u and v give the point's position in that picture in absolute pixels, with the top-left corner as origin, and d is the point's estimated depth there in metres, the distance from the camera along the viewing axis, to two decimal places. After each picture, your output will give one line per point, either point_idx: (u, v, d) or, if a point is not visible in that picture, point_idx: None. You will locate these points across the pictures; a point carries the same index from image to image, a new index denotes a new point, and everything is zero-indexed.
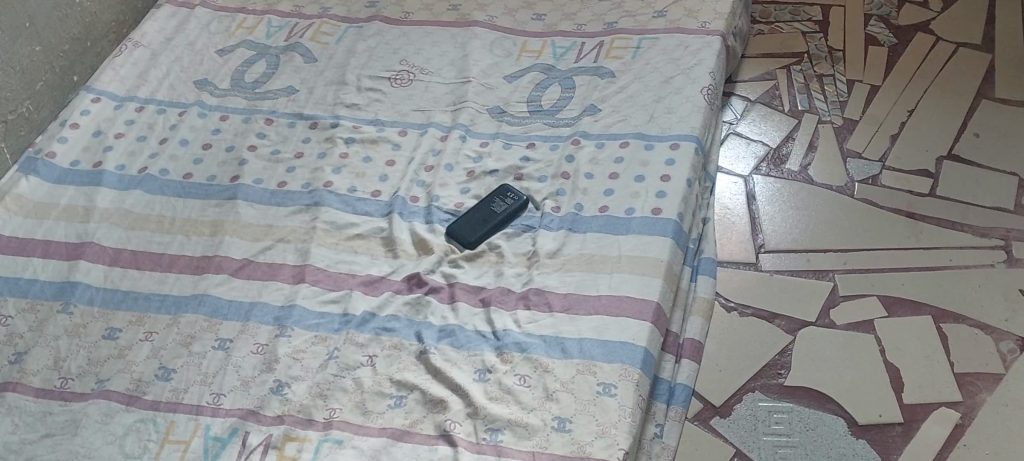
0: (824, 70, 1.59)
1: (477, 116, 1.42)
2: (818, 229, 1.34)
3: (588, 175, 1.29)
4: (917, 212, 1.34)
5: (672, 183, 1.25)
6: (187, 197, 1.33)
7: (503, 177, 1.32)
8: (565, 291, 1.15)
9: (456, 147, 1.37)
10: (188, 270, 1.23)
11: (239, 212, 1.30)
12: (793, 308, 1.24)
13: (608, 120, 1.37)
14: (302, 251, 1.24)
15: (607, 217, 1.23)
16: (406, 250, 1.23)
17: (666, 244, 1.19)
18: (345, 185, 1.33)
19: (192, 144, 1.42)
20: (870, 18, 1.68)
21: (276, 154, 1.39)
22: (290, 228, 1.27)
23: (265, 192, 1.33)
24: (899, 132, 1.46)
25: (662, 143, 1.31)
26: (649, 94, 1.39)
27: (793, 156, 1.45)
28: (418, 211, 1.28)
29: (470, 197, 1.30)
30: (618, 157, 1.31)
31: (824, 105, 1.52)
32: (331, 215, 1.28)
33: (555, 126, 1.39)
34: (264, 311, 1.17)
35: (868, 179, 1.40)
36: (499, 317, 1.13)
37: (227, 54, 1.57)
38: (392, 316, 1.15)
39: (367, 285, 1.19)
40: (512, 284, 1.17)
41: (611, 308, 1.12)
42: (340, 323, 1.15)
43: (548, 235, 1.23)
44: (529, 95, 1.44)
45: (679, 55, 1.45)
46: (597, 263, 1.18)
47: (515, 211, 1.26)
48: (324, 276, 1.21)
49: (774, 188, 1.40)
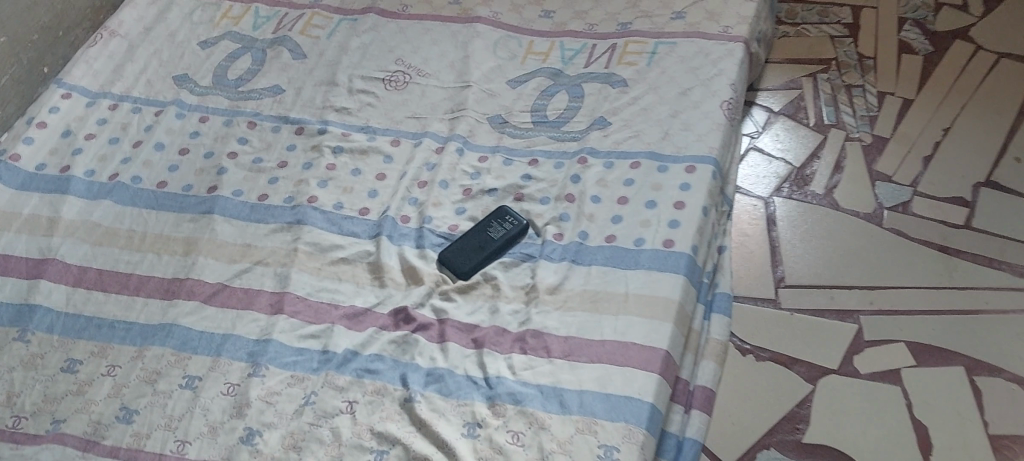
0: (853, 80, 1.47)
1: (476, 126, 1.31)
2: (843, 261, 1.23)
3: (595, 198, 1.19)
4: (950, 246, 1.23)
5: (686, 212, 1.15)
6: (161, 209, 1.23)
7: (502, 197, 1.22)
8: (566, 334, 1.05)
9: (453, 161, 1.26)
10: (158, 294, 1.14)
11: (216, 229, 1.20)
12: (814, 353, 1.14)
13: (618, 136, 1.26)
14: (282, 276, 1.14)
15: (614, 248, 1.13)
16: (394, 279, 1.13)
17: (678, 281, 1.08)
18: (330, 202, 1.23)
19: (168, 149, 1.31)
20: (904, 22, 1.56)
21: (258, 163, 1.28)
22: (269, 249, 1.18)
23: (245, 206, 1.23)
24: (933, 154, 1.35)
25: (677, 165, 1.20)
26: (664, 107, 1.28)
27: (818, 177, 1.34)
28: (410, 233, 1.19)
29: (466, 219, 1.20)
30: (628, 178, 1.20)
31: (852, 120, 1.41)
32: (314, 236, 1.18)
33: (562, 140, 1.27)
34: (237, 345, 1.08)
35: (898, 206, 1.29)
36: (493, 360, 1.03)
37: (209, 47, 1.46)
38: (377, 355, 1.05)
39: (351, 318, 1.10)
40: (508, 323, 1.07)
41: (616, 356, 1.02)
42: (319, 362, 1.05)
43: (549, 267, 1.12)
44: (534, 104, 1.33)
45: (698, 64, 1.33)
46: (602, 302, 1.08)
47: (513, 238, 1.16)
48: (304, 308, 1.11)
49: (796, 213, 1.30)
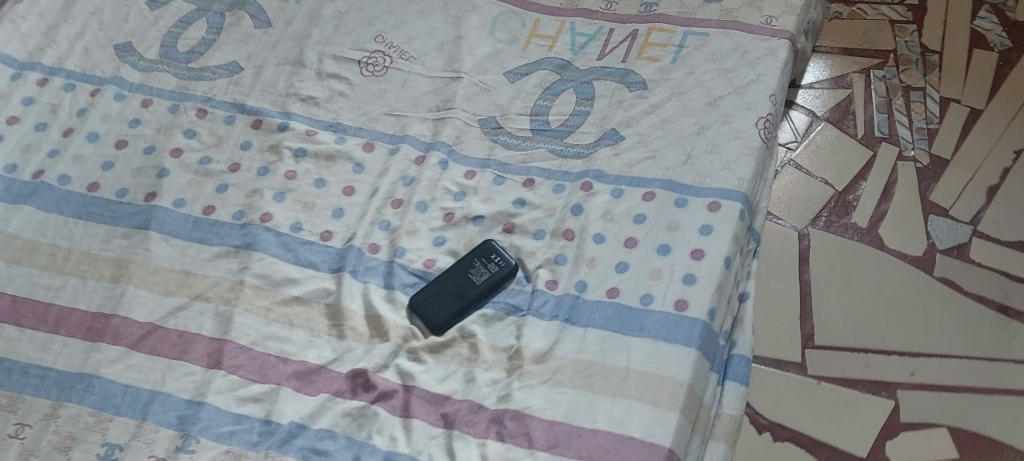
0: (914, 80, 1.24)
1: (464, 131, 1.11)
2: (883, 318, 1.05)
3: (598, 237, 1.00)
4: (1012, 307, 1.05)
5: (705, 265, 0.96)
6: (89, 219, 1.07)
7: (489, 227, 1.03)
8: (552, 418, 0.89)
9: (434, 176, 1.07)
10: (80, 333, 0.98)
11: (151, 250, 1.04)
12: (843, 436, 0.98)
13: (631, 155, 1.06)
14: (224, 317, 0.98)
15: (615, 305, 0.95)
16: (355, 329, 0.96)
17: (689, 357, 0.91)
18: (287, 222, 1.05)
19: (102, 141, 1.13)
20: (981, 6, 1.31)
21: (206, 164, 1.10)
22: (211, 280, 1.01)
23: (186, 220, 1.06)
24: (1001, 183, 1.14)
25: (698, 199, 1.01)
26: (688, 120, 1.07)
27: (864, 205, 1.14)
28: (378, 267, 1.01)
29: (445, 253, 1.01)
30: (638, 214, 1.01)
31: (907, 133, 1.19)
32: (264, 266, 1.01)
33: (563, 155, 1.07)
34: (165, 406, 0.92)
35: (954, 249, 1.09)
36: (463, 447, 0.88)
37: (159, 7, 1.25)
38: (327, 431, 0.90)
39: (301, 377, 0.94)
40: (485, 397, 0.91)
41: (608, 453, 0.86)
42: (259, 435, 0.90)
43: (538, 326, 0.95)
44: (534, 104, 1.12)
45: (732, 65, 1.11)
46: (597, 378, 0.91)
47: (499, 283, 0.98)
48: (247, 361, 0.95)
49: (833, 250, 1.11)
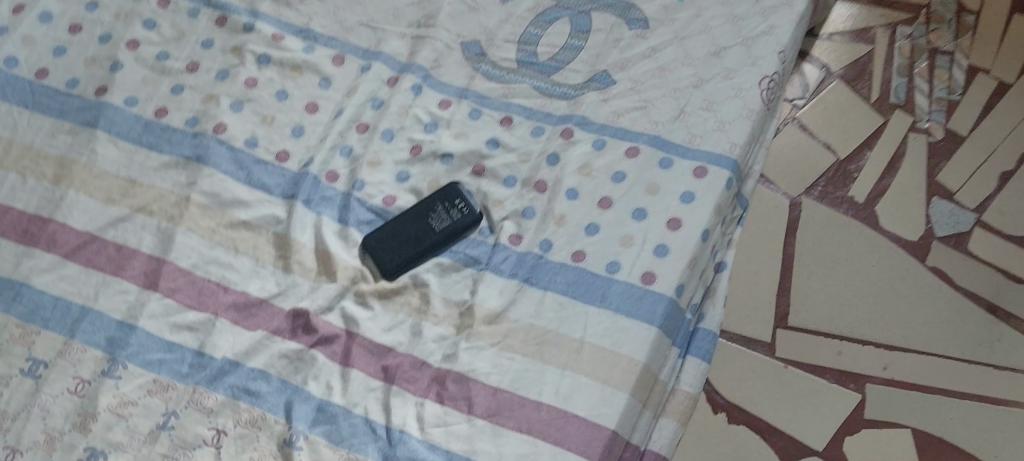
0: (942, 42, 1.14)
1: (444, 54, 1.02)
2: (863, 305, 0.99)
3: (571, 193, 0.92)
4: (1002, 307, 0.99)
5: (681, 236, 0.89)
6: (35, 109, 1.00)
7: (458, 167, 0.96)
8: (496, 384, 0.84)
9: (405, 102, 0.99)
10: (14, 235, 0.92)
11: (97, 152, 0.97)
12: (800, 425, 0.94)
13: (620, 103, 0.97)
14: (165, 235, 0.92)
15: (578, 270, 0.89)
16: (302, 264, 0.91)
17: (649, 335, 0.85)
18: (242, 135, 0.98)
19: (56, 23, 1.05)
20: None
21: (163, 60, 1.03)
22: (156, 192, 0.95)
23: (136, 122, 0.99)
24: (1015, 171, 1.06)
25: (685, 161, 0.93)
26: (687, 70, 0.98)
27: (866, 177, 1.06)
28: (334, 198, 0.95)
29: (407, 191, 0.95)
30: (618, 171, 0.93)
31: (925, 102, 1.10)
32: (214, 184, 0.95)
33: (548, 95, 0.99)
34: (95, 326, 0.88)
35: (952, 238, 1.02)
36: (400, 405, 0.84)
37: None
38: (261, 371, 0.86)
39: (240, 310, 0.89)
40: (430, 354, 0.87)
41: (548, 429, 0.81)
42: (190, 367, 0.86)
43: (494, 284, 0.89)
44: (524, 31, 1.03)
45: (744, 11, 1.01)
46: (549, 347, 0.85)
47: (459, 231, 0.91)
48: (185, 285, 0.90)
49: (823, 225, 1.04)
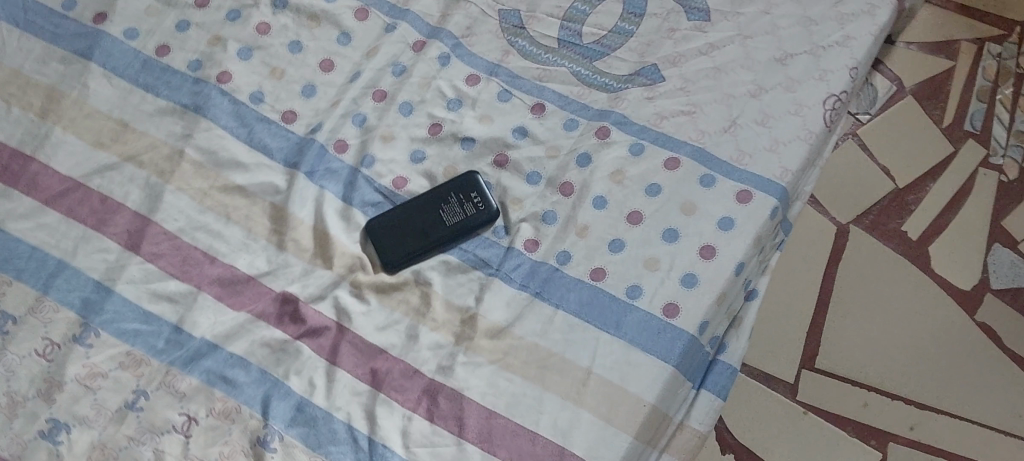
0: None
1: (479, 22, 0.93)
2: (899, 356, 0.95)
3: (599, 202, 0.84)
4: None
5: (713, 267, 0.80)
6: (27, 29, 0.91)
7: (479, 154, 0.87)
8: (491, 407, 0.77)
9: (429, 72, 0.90)
10: None
11: (90, 88, 0.89)
12: None
13: (666, 103, 0.88)
14: (153, 191, 0.85)
15: (595, 290, 0.80)
16: (297, 243, 0.84)
17: (662, 374, 0.77)
18: (247, 88, 0.89)
19: None
20: None
21: None
22: (149, 141, 0.87)
23: (135, 58, 0.90)
24: None
25: (729, 181, 0.83)
26: (745, 76, 0.88)
27: (921, 212, 1.00)
28: (340, 172, 0.87)
29: (420, 174, 0.87)
30: (653, 183, 0.84)
31: (1001, 134, 1.03)
32: (212, 140, 0.87)
33: (587, 84, 0.89)
34: (70, 284, 0.81)
35: (1007, 292, 0.96)
36: (386, 416, 0.77)
37: None
38: (240, 359, 0.79)
39: (225, 286, 0.82)
40: (424, 363, 0.80)
41: None
42: (166, 343, 0.79)
43: (502, 293, 0.82)
44: (570, 6, 0.93)
45: (818, 15, 0.90)
46: (553, 374, 0.78)
47: (473, 228, 0.84)
48: (170, 251, 0.83)
49: (868, 262, 0.99)
